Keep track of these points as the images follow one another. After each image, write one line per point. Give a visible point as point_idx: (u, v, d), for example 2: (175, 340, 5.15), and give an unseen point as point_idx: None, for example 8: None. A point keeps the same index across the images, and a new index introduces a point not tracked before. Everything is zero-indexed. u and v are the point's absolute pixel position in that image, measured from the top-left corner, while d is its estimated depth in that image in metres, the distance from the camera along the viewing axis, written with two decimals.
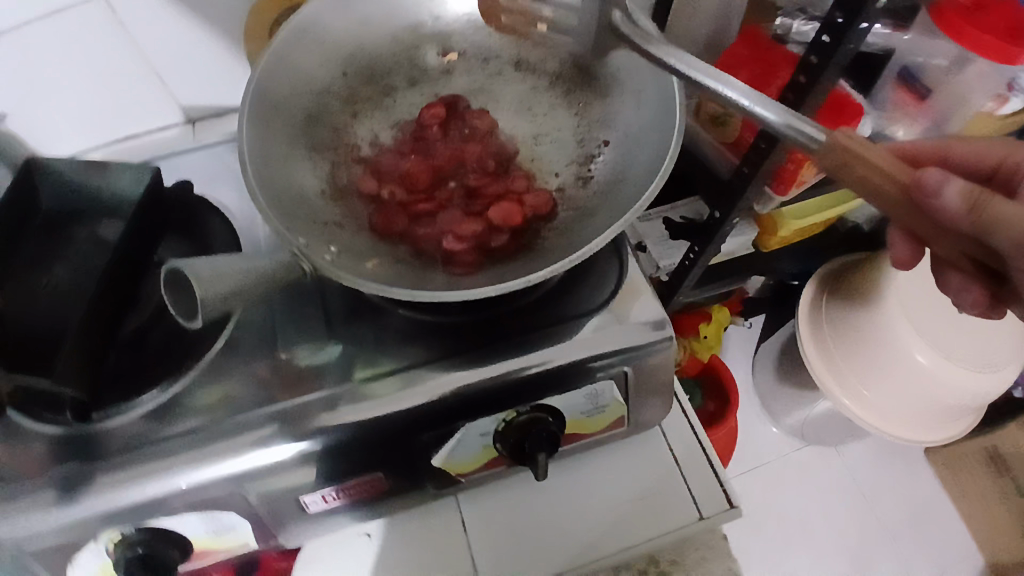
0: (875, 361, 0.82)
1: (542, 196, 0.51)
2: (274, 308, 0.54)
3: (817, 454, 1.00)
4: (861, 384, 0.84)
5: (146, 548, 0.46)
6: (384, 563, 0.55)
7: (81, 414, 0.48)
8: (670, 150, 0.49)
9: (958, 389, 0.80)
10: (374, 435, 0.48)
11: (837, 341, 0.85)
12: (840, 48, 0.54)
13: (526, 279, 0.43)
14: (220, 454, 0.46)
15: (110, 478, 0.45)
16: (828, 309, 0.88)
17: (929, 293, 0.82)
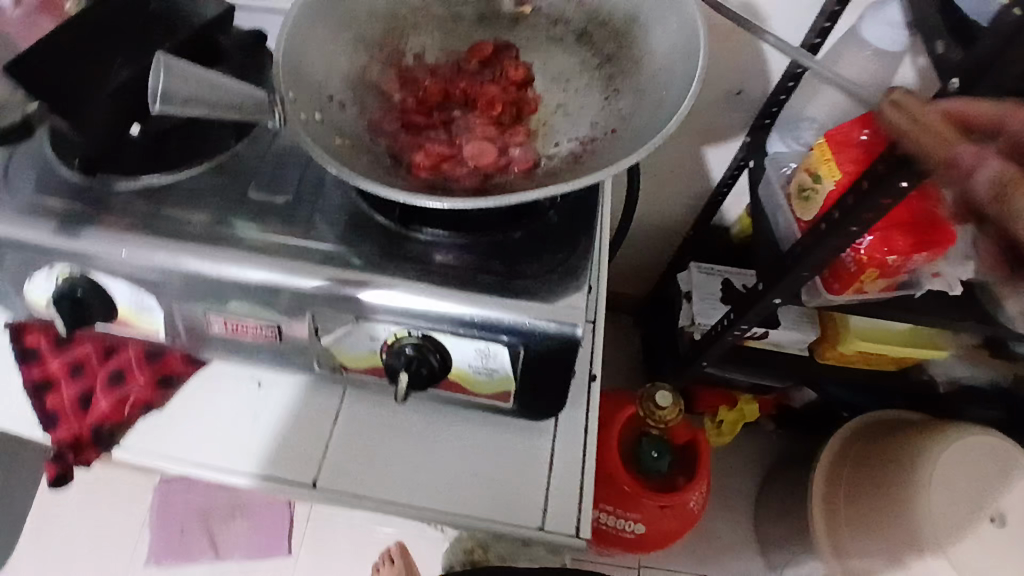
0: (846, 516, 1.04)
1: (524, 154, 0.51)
2: (274, 158, 0.60)
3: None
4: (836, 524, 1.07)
5: (83, 293, 0.53)
6: (258, 413, 0.59)
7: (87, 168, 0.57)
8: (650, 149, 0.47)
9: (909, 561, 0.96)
10: (282, 291, 0.52)
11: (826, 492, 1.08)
12: None
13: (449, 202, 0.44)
14: (158, 245, 0.53)
15: (81, 222, 0.54)
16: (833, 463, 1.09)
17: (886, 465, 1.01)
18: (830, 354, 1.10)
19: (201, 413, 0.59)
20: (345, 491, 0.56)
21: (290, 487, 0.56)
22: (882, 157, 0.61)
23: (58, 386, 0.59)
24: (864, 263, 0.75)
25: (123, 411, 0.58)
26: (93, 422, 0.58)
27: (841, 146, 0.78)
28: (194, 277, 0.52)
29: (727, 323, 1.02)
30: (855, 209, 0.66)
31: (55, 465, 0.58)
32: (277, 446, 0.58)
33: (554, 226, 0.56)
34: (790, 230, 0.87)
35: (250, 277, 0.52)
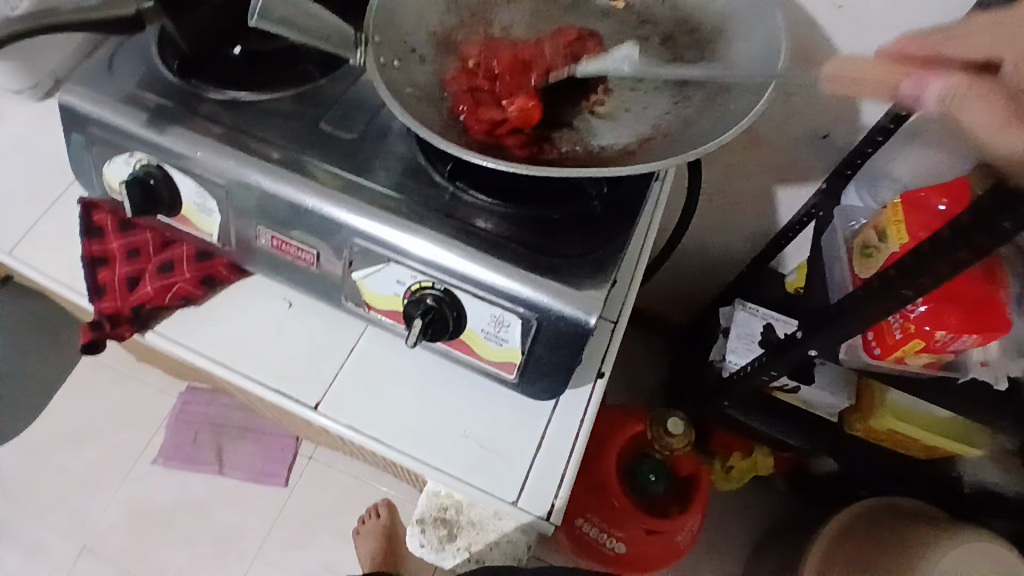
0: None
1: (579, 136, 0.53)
2: (350, 98, 0.63)
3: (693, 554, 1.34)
4: None
5: (154, 182, 0.58)
6: (281, 331, 0.63)
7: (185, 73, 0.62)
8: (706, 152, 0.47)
9: None
10: (327, 218, 0.55)
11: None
12: None
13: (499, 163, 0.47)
14: (228, 152, 0.56)
15: (170, 119, 0.58)
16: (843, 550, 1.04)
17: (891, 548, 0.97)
18: (859, 424, 1.05)
19: (232, 318, 0.63)
20: (342, 421, 0.58)
21: (295, 404, 0.59)
22: (951, 223, 0.58)
23: (113, 263, 0.64)
24: (911, 332, 0.71)
25: (163, 297, 0.62)
26: (135, 300, 0.61)
27: (914, 210, 0.75)
28: (253, 189, 0.56)
29: (757, 366, 1.00)
30: (911, 271, 0.63)
31: (91, 332, 0.62)
32: (291, 365, 0.61)
33: (596, 215, 0.57)
34: (843, 283, 0.84)
35: (302, 199, 0.55)
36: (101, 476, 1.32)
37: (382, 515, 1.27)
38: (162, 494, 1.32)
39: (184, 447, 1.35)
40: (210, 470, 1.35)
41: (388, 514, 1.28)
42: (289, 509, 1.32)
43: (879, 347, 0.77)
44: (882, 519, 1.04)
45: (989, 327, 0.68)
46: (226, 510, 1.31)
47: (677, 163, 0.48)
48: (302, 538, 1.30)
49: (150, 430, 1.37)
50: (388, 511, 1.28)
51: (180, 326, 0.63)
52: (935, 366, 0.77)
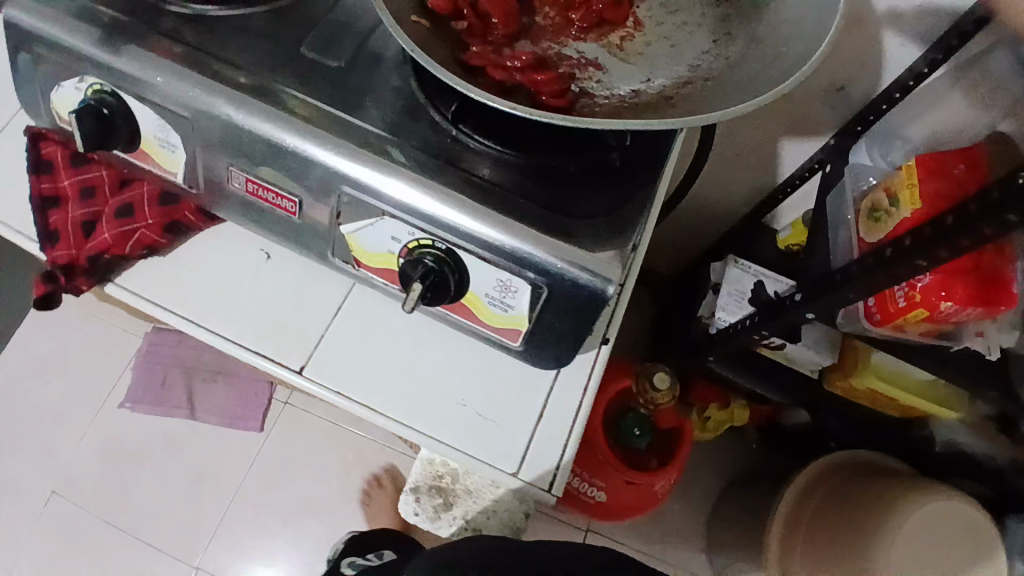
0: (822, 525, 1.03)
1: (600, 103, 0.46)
2: (333, 20, 0.54)
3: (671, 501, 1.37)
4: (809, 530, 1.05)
5: (109, 112, 0.50)
6: (259, 285, 0.57)
7: None
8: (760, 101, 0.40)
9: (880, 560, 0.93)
10: (312, 162, 0.48)
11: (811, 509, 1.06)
12: None
13: (519, 109, 0.41)
14: (196, 79, 0.48)
15: (125, 38, 0.50)
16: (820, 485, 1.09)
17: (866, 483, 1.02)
18: (840, 383, 1.06)
19: (202, 269, 0.57)
20: (330, 386, 0.54)
21: (277, 367, 0.54)
22: (979, 196, 0.54)
23: (65, 205, 0.56)
24: (916, 301, 0.70)
25: (123, 245, 0.55)
26: (92, 248, 0.54)
27: (931, 174, 0.71)
28: (225, 126, 0.48)
29: (748, 325, 0.98)
30: (929, 242, 0.60)
31: (45, 285, 0.55)
32: (271, 324, 0.56)
33: (614, 169, 0.51)
34: (848, 248, 0.81)
35: (283, 139, 0.48)
36: (66, 418, 1.27)
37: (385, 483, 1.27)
38: (131, 437, 1.27)
39: (152, 389, 1.30)
40: (182, 413, 1.30)
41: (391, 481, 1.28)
42: (265, 452, 1.29)
43: (880, 315, 0.75)
44: (847, 477, 1.07)
45: (996, 302, 0.66)
46: (200, 454, 1.28)
47: (722, 114, 0.41)
48: (280, 481, 1.28)
49: (117, 371, 1.31)
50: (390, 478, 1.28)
51: (143, 278, 0.56)
52: (932, 334, 0.76)
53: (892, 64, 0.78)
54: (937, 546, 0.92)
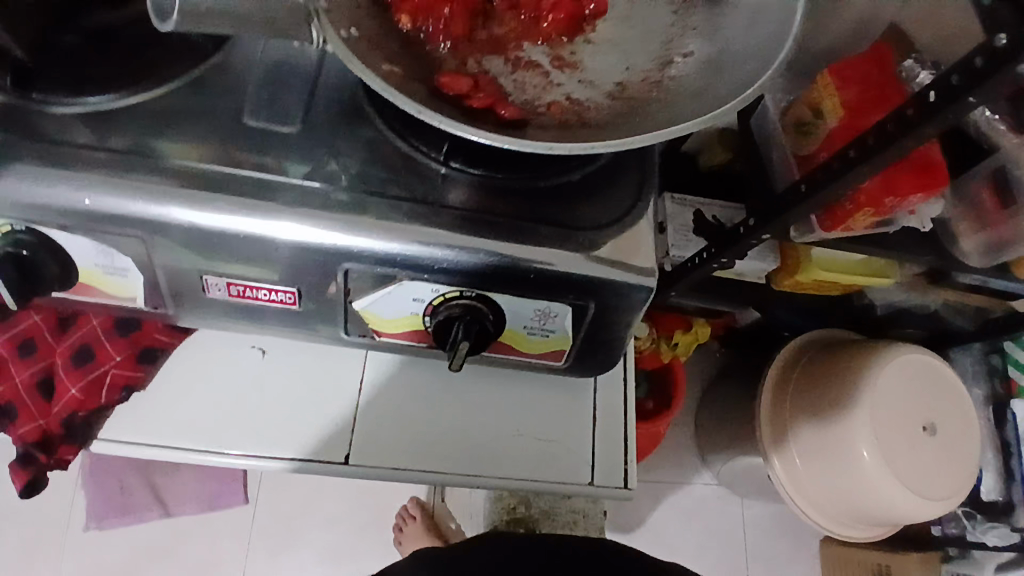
0: (814, 387, 1.11)
1: (591, 107, 0.46)
2: (264, 74, 0.48)
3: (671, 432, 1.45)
4: (801, 394, 1.13)
5: (30, 252, 0.42)
6: (267, 386, 0.52)
7: (19, 86, 0.44)
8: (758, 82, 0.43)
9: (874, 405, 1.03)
10: (306, 247, 0.43)
11: (801, 377, 1.14)
12: (997, 72, 0.51)
13: (545, 146, 0.39)
14: (136, 190, 0.42)
15: (27, 160, 0.42)
16: (804, 357, 1.17)
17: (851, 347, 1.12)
18: (787, 281, 1.13)
19: (195, 388, 0.51)
20: (381, 465, 0.51)
21: (317, 465, 0.50)
22: (916, 102, 0.60)
23: (6, 371, 0.48)
24: (862, 202, 0.77)
25: (98, 396, 0.48)
26: (63, 411, 0.47)
27: (847, 82, 0.77)
28: (193, 233, 0.42)
29: (705, 258, 1.01)
30: (875, 150, 0.65)
31: (24, 471, 0.49)
32: (296, 420, 0.52)
33: (610, 167, 0.51)
34: (783, 164, 0.85)
35: (267, 231, 0.42)
36: (25, 563, 1.12)
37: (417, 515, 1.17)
38: (110, 558, 1.15)
39: (114, 500, 1.17)
40: (156, 515, 1.19)
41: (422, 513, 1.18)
42: (260, 522, 1.21)
43: (830, 221, 0.81)
44: (819, 351, 1.16)
45: (932, 185, 0.75)
46: (192, 548, 1.18)
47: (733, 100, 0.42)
48: (287, 546, 1.20)
49: (67, 495, 1.16)
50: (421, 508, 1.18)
51: (130, 422, 0.49)
52: (875, 225, 0.84)
53: None
54: (911, 391, 1.05)
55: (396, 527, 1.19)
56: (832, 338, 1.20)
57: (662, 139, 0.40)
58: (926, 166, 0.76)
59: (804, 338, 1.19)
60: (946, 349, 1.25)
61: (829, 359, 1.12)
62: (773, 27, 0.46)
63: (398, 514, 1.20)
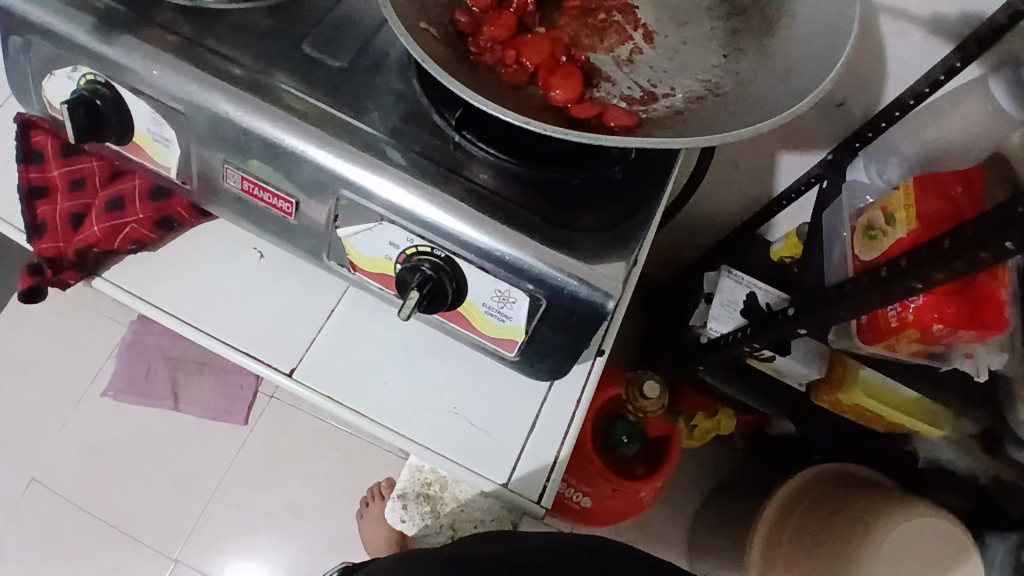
0: (819, 518, 1.00)
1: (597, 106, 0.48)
2: (338, 18, 0.54)
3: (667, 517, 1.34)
4: (803, 520, 1.02)
5: (102, 104, 0.49)
6: (252, 286, 0.57)
7: None
8: (765, 127, 0.43)
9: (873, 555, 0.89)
10: (309, 162, 0.47)
11: (812, 505, 1.03)
12: None
13: (522, 119, 0.41)
14: (189, 74, 0.48)
15: (122, 29, 0.49)
16: (824, 486, 1.05)
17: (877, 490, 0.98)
18: (826, 398, 1.00)
19: (194, 265, 0.57)
20: (320, 391, 0.54)
21: (268, 369, 0.54)
22: (979, 219, 0.52)
23: (53, 196, 0.57)
24: (909, 322, 0.71)
25: (113, 240, 0.56)
26: (81, 243, 0.55)
27: (928, 194, 0.70)
28: (225, 124, 0.48)
29: (740, 336, 0.92)
30: (925, 263, 0.57)
31: (30, 278, 0.57)
32: (261, 323, 0.56)
33: (617, 183, 0.52)
34: (842, 263, 0.78)
35: (280, 138, 0.47)
36: (50, 408, 1.25)
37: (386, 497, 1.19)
38: (113, 430, 1.24)
39: (135, 380, 1.27)
40: (166, 406, 1.27)
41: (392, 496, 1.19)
42: (248, 448, 1.25)
43: (873, 333, 0.76)
44: (841, 483, 1.04)
45: (987, 326, 0.68)
46: (182, 447, 1.25)
47: (739, 137, 0.42)
48: (262, 476, 1.24)
49: (100, 361, 1.28)
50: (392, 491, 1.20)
51: (133, 274, 0.56)
52: (922, 354, 0.76)
53: (893, 81, 0.74)
54: (919, 563, 0.89)
55: (363, 500, 1.21)
56: (865, 475, 1.06)
57: (644, 145, 0.41)
58: (994, 300, 0.67)
59: (830, 465, 1.08)
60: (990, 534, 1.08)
61: (847, 493, 1.00)
62: (805, 86, 0.45)
63: (370, 489, 1.21)
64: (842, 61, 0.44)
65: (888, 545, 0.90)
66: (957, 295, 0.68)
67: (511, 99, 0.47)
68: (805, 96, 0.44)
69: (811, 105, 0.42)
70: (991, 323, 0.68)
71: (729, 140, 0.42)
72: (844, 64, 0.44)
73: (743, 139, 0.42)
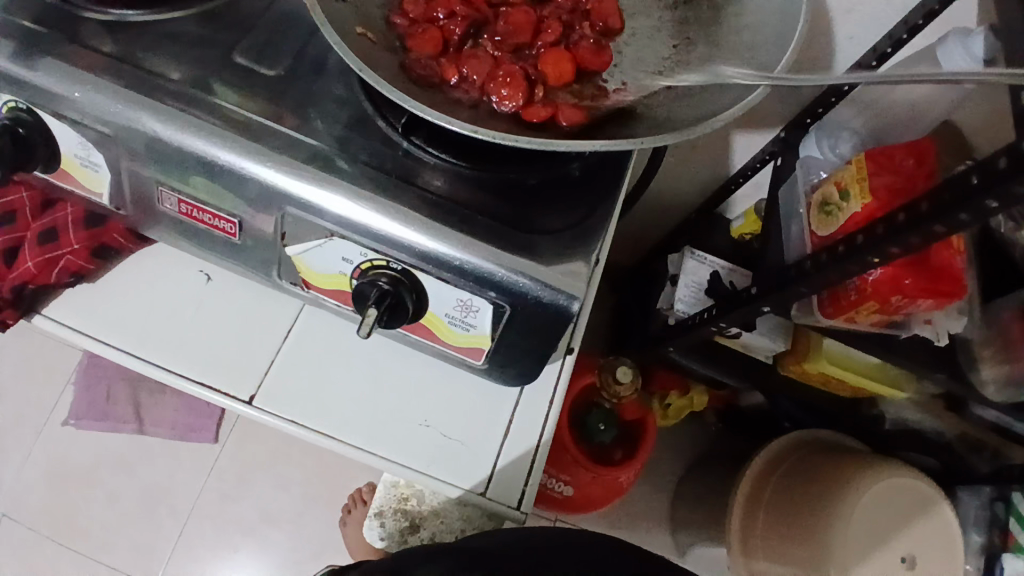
0: (794, 485, 1.02)
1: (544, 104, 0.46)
2: (276, 22, 0.52)
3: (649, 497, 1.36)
4: (778, 489, 1.05)
5: (25, 131, 0.46)
6: (203, 310, 0.54)
7: None
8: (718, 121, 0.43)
9: (846, 517, 0.92)
10: (250, 180, 0.44)
11: (786, 473, 1.05)
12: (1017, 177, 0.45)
13: (470, 126, 0.39)
14: (112, 92, 0.44)
15: (40, 48, 0.45)
16: (797, 454, 1.08)
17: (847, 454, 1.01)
18: (793, 368, 1.02)
19: (138, 293, 0.54)
20: (283, 415, 0.52)
21: (225, 397, 0.52)
22: (930, 196, 0.53)
23: None
24: (867, 294, 0.72)
25: (49, 274, 0.53)
26: (15, 280, 0.52)
27: (880, 168, 0.71)
28: (155, 143, 0.45)
29: (707, 317, 0.92)
30: (881, 240, 0.58)
31: None
32: (215, 348, 0.53)
33: (575, 180, 0.51)
34: (800, 243, 0.78)
35: (216, 156, 0.44)
36: (6, 439, 1.18)
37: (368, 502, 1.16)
38: (77, 457, 1.19)
39: (94, 405, 1.21)
40: (130, 429, 1.21)
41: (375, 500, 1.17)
42: (220, 466, 1.22)
43: (834, 307, 0.78)
44: (813, 450, 1.07)
45: (944, 292, 0.70)
46: (151, 469, 1.20)
47: (693, 132, 0.42)
48: (236, 493, 1.21)
49: (57, 386, 1.22)
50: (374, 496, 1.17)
51: (72, 307, 0.53)
52: (882, 324, 0.79)
53: (840, 57, 0.75)
54: (891, 519, 0.93)
55: (345, 507, 1.18)
56: (835, 441, 1.09)
57: (597, 147, 0.40)
58: (946, 268, 0.70)
59: (802, 433, 1.11)
60: (950, 486, 1.12)
61: (819, 460, 1.02)
62: (757, 74, 0.45)
63: (352, 495, 1.19)
64: (791, 48, 0.44)
65: (860, 507, 0.92)
66: (912, 265, 0.70)
67: (461, 104, 0.46)
68: (757, 86, 0.44)
69: (764, 96, 0.42)
70: (947, 290, 0.70)
71: (683, 137, 0.42)
72: (793, 52, 0.44)
73: (697, 134, 0.42)
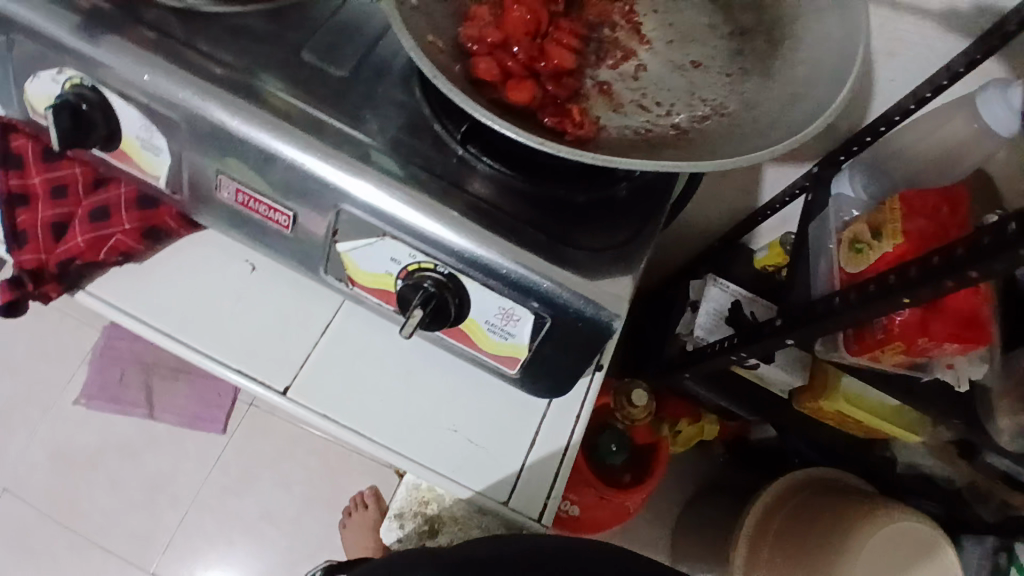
0: (802, 525, 1.00)
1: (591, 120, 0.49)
2: (338, 23, 0.53)
3: (650, 520, 1.35)
4: (785, 526, 1.03)
5: (87, 108, 0.47)
6: (241, 299, 0.55)
7: None
8: (772, 150, 0.44)
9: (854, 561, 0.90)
10: (309, 176, 0.45)
11: (794, 511, 1.04)
12: None
13: (536, 140, 0.40)
14: (179, 80, 0.46)
15: (112, 32, 0.47)
16: (807, 491, 1.06)
17: (858, 495, 0.99)
18: (808, 404, 1.00)
19: (179, 280, 0.55)
20: (313, 408, 0.52)
21: (259, 386, 0.53)
22: (968, 242, 0.52)
23: (35, 204, 0.56)
24: (895, 335, 0.72)
25: (98, 251, 0.54)
26: (63, 254, 0.53)
27: (914, 212, 0.71)
28: (219, 133, 0.46)
29: (727, 346, 0.89)
30: (915, 281, 0.56)
31: (11, 291, 0.55)
32: (254, 340, 0.54)
33: (620, 200, 0.52)
34: (827, 277, 0.77)
35: (279, 150, 0.45)
36: (16, 412, 1.20)
37: (369, 506, 1.16)
38: (85, 437, 1.20)
39: (109, 385, 1.22)
40: (140, 412, 1.22)
41: (376, 505, 1.17)
42: (225, 455, 1.22)
43: (859, 345, 0.77)
44: (823, 491, 1.04)
45: (972, 339, 0.70)
46: (155, 455, 1.21)
47: (747, 162, 0.42)
48: (238, 484, 1.21)
49: (74, 364, 1.23)
50: (375, 500, 1.17)
51: (117, 286, 0.55)
52: (904, 366, 0.78)
53: (880, 98, 0.75)
54: (899, 563, 0.91)
55: (345, 510, 1.18)
56: (844, 480, 1.08)
57: (658, 170, 0.41)
58: (971, 315, 0.71)
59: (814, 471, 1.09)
60: (957, 535, 1.10)
61: (828, 499, 1.00)
62: (812, 109, 0.46)
63: (353, 499, 1.19)
64: (848, 87, 0.45)
65: (869, 551, 0.90)
66: (937, 309, 0.70)
67: (516, 113, 0.47)
68: (811, 123, 0.44)
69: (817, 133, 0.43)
70: (974, 337, 0.71)
71: (737, 165, 0.42)
72: (850, 92, 0.44)
73: (750, 163, 0.42)
